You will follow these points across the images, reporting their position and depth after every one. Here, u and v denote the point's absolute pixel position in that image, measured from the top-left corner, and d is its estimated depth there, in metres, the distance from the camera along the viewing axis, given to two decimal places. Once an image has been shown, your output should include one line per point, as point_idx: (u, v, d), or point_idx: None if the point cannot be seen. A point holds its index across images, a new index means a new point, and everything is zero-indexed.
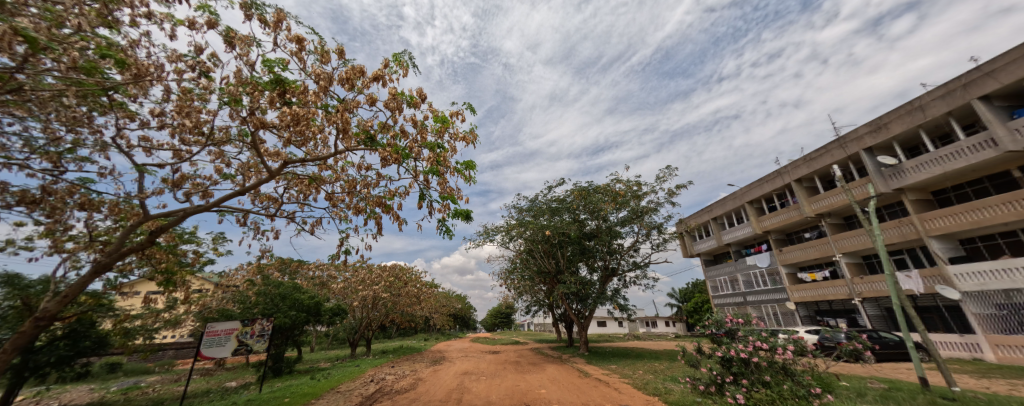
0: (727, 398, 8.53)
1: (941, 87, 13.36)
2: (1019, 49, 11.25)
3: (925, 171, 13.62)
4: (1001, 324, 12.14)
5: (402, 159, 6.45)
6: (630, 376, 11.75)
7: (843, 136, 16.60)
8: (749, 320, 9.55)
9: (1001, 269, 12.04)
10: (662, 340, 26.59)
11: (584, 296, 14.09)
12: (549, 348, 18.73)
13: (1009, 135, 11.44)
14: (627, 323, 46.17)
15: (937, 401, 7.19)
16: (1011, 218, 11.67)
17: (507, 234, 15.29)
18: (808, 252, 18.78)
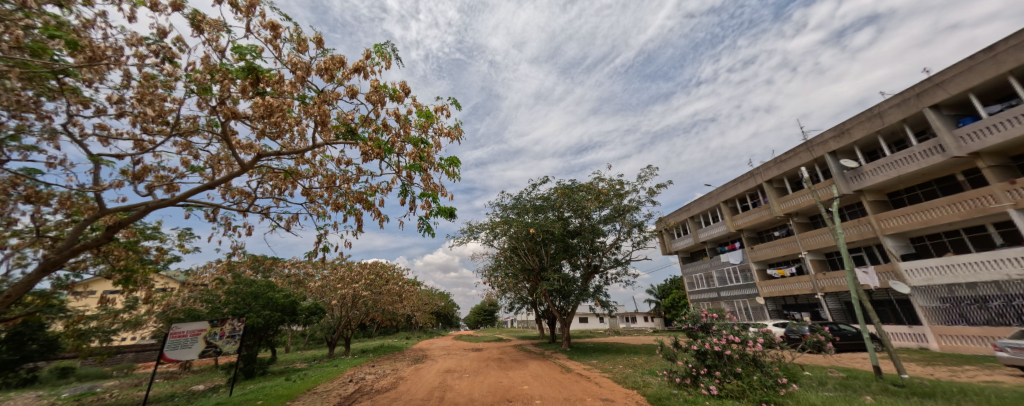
0: (701, 389, 9.15)
1: (896, 97, 14.37)
2: (966, 62, 12.27)
3: (882, 174, 14.65)
4: (944, 316, 13.31)
5: (385, 154, 6.39)
6: (611, 370, 12.10)
7: (810, 139, 17.56)
8: (723, 314, 10.06)
9: (944, 265, 13.08)
10: (640, 335, 27.35)
11: (567, 293, 14.41)
12: (531, 345, 19.00)
13: (955, 142, 12.41)
14: (608, 318, 47.12)
15: (888, 388, 7.81)
16: (955, 218, 12.71)
17: (491, 232, 15.27)
18: (777, 250, 19.78)
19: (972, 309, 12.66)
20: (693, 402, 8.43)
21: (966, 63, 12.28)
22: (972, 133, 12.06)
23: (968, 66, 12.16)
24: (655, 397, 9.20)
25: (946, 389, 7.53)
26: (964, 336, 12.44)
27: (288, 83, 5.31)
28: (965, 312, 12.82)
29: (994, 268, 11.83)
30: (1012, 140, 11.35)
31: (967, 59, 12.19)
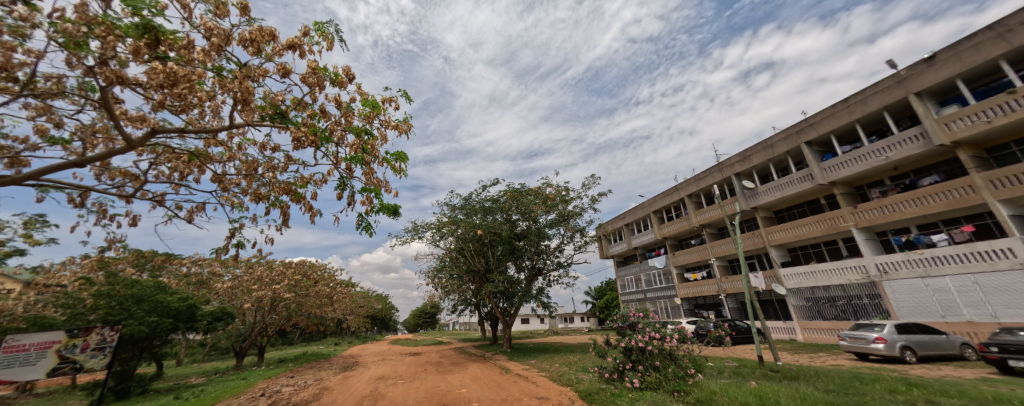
0: (626, 382, 9.97)
1: (783, 132, 17.29)
2: (831, 108, 15.27)
3: (770, 195, 17.54)
4: (807, 312, 16.20)
5: (321, 143, 5.94)
6: (547, 369, 12.55)
7: (721, 161, 20.30)
8: (648, 313, 11.03)
9: (809, 272, 16.04)
10: (576, 335, 28.78)
11: (511, 294, 14.60)
12: (472, 347, 18.84)
13: (821, 172, 15.36)
14: (548, 319, 48.76)
15: (768, 373, 9.40)
16: (818, 233, 15.68)
17: (437, 232, 14.89)
18: (692, 256, 22.39)
19: (825, 307, 15.58)
20: (618, 395, 9.21)
21: (831, 109, 15.29)
22: (832, 166, 15.03)
23: (832, 112, 15.15)
24: (585, 392, 9.80)
25: (806, 373, 9.25)
26: (821, 329, 15.28)
27: (200, 50, 4.59)
28: (820, 309, 15.75)
29: (842, 274, 14.81)
30: (857, 173, 14.38)
31: (831, 106, 15.18)
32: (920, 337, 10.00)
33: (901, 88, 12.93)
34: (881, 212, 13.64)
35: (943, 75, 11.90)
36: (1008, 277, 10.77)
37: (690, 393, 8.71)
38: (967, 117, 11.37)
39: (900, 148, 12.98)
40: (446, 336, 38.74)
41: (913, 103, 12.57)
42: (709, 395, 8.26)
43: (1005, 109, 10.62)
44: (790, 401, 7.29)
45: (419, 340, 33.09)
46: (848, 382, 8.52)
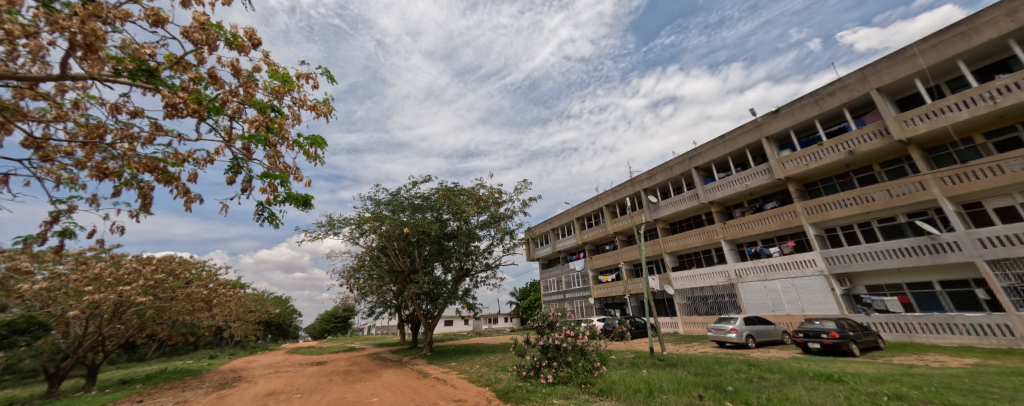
0: (541, 379, 10.51)
1: (680, 156, 20.46)
2: (713, 141, 18.67)
3: (667, 209, 20.61)
4: (688, 308, 19.24)
5: (209, 113, 4.88)
6: (467, 371, 12.50)
7: (632, 178, 23.13)
8: (565, 313, 11.85)
9: (690, 275, 19.15)
10: (496, 335, 29.22)
11: (435, 296, 14.06)
12: (387, 353, 17.61)
13: (703, 192, 18.60)
14: (471, 320, 48.20)
15: (657, 362, 10.96)
16: (699, 242, 18.89)
17: (358, 228, 13.67)
18: (606, 260, 24.84)
19: (700, 304, 18.75)
20: (532, 391, 9.68)
21: (713, 142, 18.68)
22: (711, 188, 18.31)
23: (714, 144, 18.52)
24: (503, 391, 10.04)
25: (685, 360, 11.04)
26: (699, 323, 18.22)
27: None
28: (698, 306, 18.82)
29: (711, 277, 18.16)
30: (727, 196, 17.77)
31: (714, 139, 18.57)
32: (760, 328, 12.74)
33: (757, 132, 16.47)
34: (739, 228, 17.11)
35: (784, 125, 15.52)
36: (813, 280, 14.38)
37: (595, 383, 9.64)
38: (797, 159, 14.98)
39: (755, 178, 16.47)
40: (360, 341, 35.50)
41: (766, 144, 16.11)
42: (610, 385, 9.26)
43: (818, 156, 14.31)
44: (669, 385, 8.84)
45: (330, 346, 29.66)
46: (710, 365, 10.49)
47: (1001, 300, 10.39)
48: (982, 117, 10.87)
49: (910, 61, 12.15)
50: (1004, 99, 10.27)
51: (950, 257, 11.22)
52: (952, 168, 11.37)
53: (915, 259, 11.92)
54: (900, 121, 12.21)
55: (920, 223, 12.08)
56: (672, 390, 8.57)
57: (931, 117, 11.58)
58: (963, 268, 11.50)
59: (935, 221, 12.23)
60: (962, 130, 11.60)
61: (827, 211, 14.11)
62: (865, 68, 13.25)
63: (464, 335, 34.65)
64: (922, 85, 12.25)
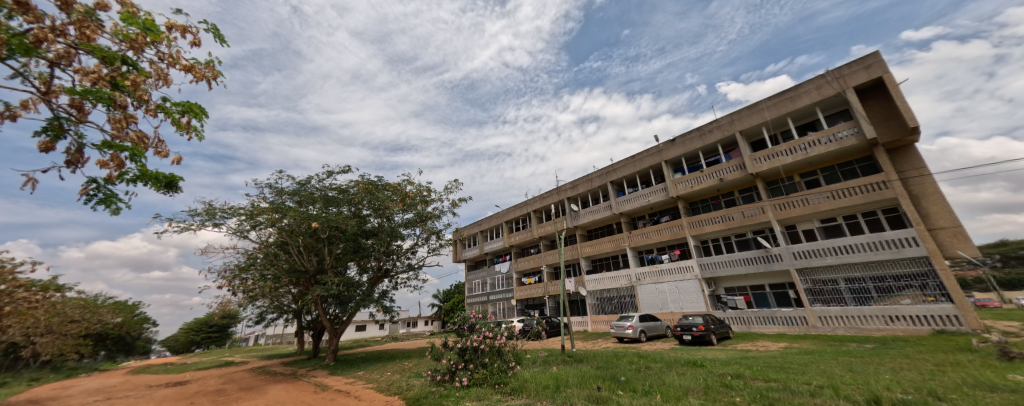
0: (455, 382, 10.31)
1: (599, 170, 22.64)
2: (627, 159, 21.14)
3: (586, 217, 22.58)
4: (598, 308, 21.29)
5: (13, 53, 3.79)
6: (376, 380, 11.64)
7: (559, 186, 24.78)
8: (486, 314, 11.97)
9: (601, 278, 21.26)
10: (410, 340, 27.85)
11: (346, 299, 14.93)
12: (278, 369, 15.21)
13: (616, 204, 20.90)
14: (387, 324, 44.96)
15: (567, 358, 11.86)
16: (610, 249, 21.14)
17: (252, 219, 13.89)
18: (529, 263, 25.88)
19: (606, 304, 20.96)
20: (445, 395, 9.38)
21: (627, 160, 21.15)
22: (622, 200, 20.68)
23: (627, 162, 20.99)
24: (414, 397, 9.55)
25: (591, 355, 12.17)
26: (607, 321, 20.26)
27: None
28: (605, 306, 20.99)
29: (616, 280, 20.41)
30: (634, 208, 20.24)
31: (627, 158, 21.04)
32: (650, 324, 14.81)
33: (659, 155, 19.21)
34: (641, 237, 19.64)
35: (679, 152, 18.45)
36: (690, 283, 17.26)
37: (508, 383, 9.87)
38: (685, 181, 17.92)
39: (656, 195, 19.17)
40: (243, 353, 30.05)
41: (664, 166, 18.94)
42: (522, 383, 9.54)
43: (699, 180, 17.37)
44: (574, 380, 9.57)
45: (210, 360, 24.44)
46: (609, 359, 11.72)
47: (804, 298, 14.10)
48: (801, 161, 14.67)
49: (760, 112, 15.76)
50: (812, 151, 14.10)
51: (777, 265, 14.76)
52: (783, 198, 15.02)
53: (755, 266, 15.34)
54: (753, 158, 15.67)
55: (761, 239, 15.61)
56: (575, 383, 9.31)
57: (771, 158, 15.17)
58: (780, 274, 15.32)
59: (769, 238, 15.90)
60: (789, 169, 15.44)
61: (703, 226, 17.17)
62: (733, 113, 16.69)
63: (374, 341, 32.21)
64: (768, 132, 15.96)
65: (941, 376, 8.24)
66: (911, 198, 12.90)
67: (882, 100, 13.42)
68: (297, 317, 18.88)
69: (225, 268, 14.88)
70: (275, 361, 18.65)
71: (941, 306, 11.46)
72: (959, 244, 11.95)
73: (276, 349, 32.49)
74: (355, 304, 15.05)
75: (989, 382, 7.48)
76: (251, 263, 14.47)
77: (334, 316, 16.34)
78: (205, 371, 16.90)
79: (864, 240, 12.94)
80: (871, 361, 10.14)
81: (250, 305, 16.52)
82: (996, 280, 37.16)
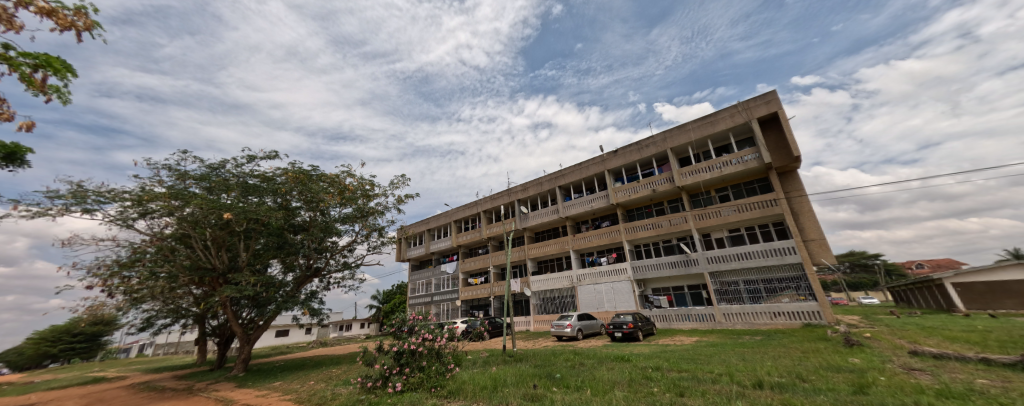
0: (388, 389, 9.72)
1: (548, 175, 23.46)
2: (574, 166, 22.23)
3: (534, 220, 23.25)
4: (541, 308, 22.01)
5: None
6: (295, 391, 10.53)
7: (509, 188, 25.14)
8: (426, 316, 11.57)
9: (544, 279, 22.03)
10: (340, 345, 25.82)
11: (264, 301, 13.52)
12: (169, 387, 12.91)
13: (562, 208, 21.87)
14: (315, 328, 41.17)
15: (506, 358, 12.03)
16: (555, 251, 22.03)
17: (140, 205, 11.62)
18: (476, 263, 25.70)
19: (548, 304, 21.82)
20: (376, 402, 8.76)
21: (574, 166, 22.24)
22: (568, 205, 21.70)
23: (574, 169, 22.07)
24: None
25: (530, 354, 12.48)
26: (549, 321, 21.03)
27: None
28: (547, 306, 21.80)
29: (559, 281, 21.32)
30: (579, 213, 21.36)
31: (575, 164, 22.12)
32: (586, 322, 15.72)
33: (604, 164, 20.57)
34: (583, 241, 20.79)
35: (620, 163, 19.96)
36: (624, 284, 18.70)
37: (445, 386, 9.55)
38: (623, 190, 19.42)
39: (598, 202, 20.49)
40: (122, 366, 25.02)
41: (606, 175, 20.33)
42: (459, 386, 9.32)
43: (635, 190, 18.97)
44: (511, 379, 9.72)
45: (86, 375, 20.06)
46: (547, 357, 12.14)
47: (713, 298, 16.18)
48: (716, 178, 16.88)
49: (687, 133, 17.82)
50: (725, 170, 16.32)
51: (694, 269, 16.74)
52: (701, 209, 17.09)
53: (676, 269, 17.21)
54: (680, 173, 17.59)
55: (682, 245, 17.56)
56: (512, 382, 9.46)
57: (694, 174, 17.19)
58: (695, 277, 17.45)
59: (689, 244, 17.95)
60: (707, 185, 17.65)
61: (636, 232, 18.78)
62: (665, 132, 18.58)
63: (296, 347, 29.22)
64: (692, 151, 18.07)
65: (807, 361, 10.12)
66: (793, 214, 15.61)
67: (777, 131, 16.04)
68: (199, 322, 16.48)
69: (96, 265, 12.22)
70: (166, 375, 15.79)
71: (808, 303, 14.08)
72: (822, 253, 14.82)
73: (169, 361, 27.63)
74: (275, 307, 13.69)
75: (838, 364, 9.40)
76: (137, 258, 12.15)
77: (247, 320, 14.60)
78: (62, 392, 13.57)
79: (759, 248, 15.32)
80: (758, 350, 12.05)
81: (135, 309, 13.84)
82: (847, 282, 46.55)
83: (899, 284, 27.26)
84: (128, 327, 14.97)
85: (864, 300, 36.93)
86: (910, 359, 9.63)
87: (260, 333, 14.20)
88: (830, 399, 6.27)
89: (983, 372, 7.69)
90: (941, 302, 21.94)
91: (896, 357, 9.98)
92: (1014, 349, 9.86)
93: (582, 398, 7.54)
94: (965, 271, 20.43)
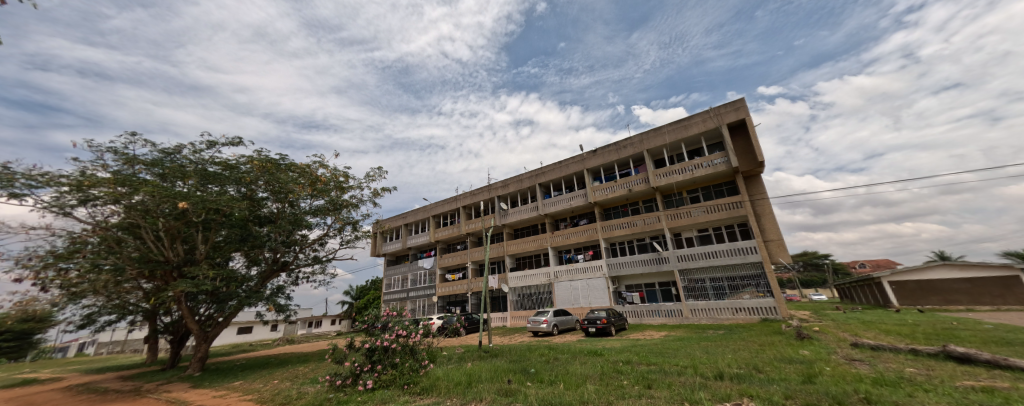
0: (358, 387, 9.44)
1: (529, 172, 23.55)
2: (554, 164, 22.43)
3: (513, 216, 23.30)
4: (518, 304, 22.18)
5: None
6: (257, 391, 10.03)
7: (490, 184, 25.04)
8: (400, 312, 11.35)
9: (522, 275, 22.20)
10: (307, 343, 24.83)
11: (223, 297, 12.77)
12: (114, 389, 11.92)
13: (542, 206, 22.03)
14: (282, 325, 39.48)
15: (482, 354, 12.04)
16: (533, 248, 22.20)
17: (80, 192, 10.58)
18: (454, 259, 25.45)
19: (524, 300, 22.02)
20: (345, 401, 8.45)
21: (554, 164, 22.44)
22: (547, 202, 21.89)
23: (554, 166, 22.27)
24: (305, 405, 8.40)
25: (505, 350, 12.54)
26: (525, 317, 21.24)
27: None
28: (523, 302, 21.99)
29: (536, 277, 21.55)
30: (558, 211, 21.62)
31: (555, 162, 22.31)
32: (562, 318, 16.00)
33: (583, 163, 20.89)
34: (561, 238, 21.10)
35: (599, 162, 20.36)
36: (599, 280, 19.17)
37: (419, 383, 9.39)
38: (601, 189, 19.83)
39: (577, 200, 20.82)
40: (57, 367, 22.79)
41: (585, 174, 20.68)
42: (433, 382, 9.22)
43: (613, 189, 19.44)
44: (486, 375, 9.72)
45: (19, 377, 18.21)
46: (522, 353, 12.26)
47: (682, 294, 16.94)
48: (688, 180, 17.61)
49: (662, 136, 18.44)
50: (696, 172, 17.04)
51: (665, 266, 17.43)
52: (673, 210, 17.79)
53: (649, 267, 17.85)
54: (655, 174, 18.19)
55: (654, 244, 18.21)
56: (487, 378, 9.46)
57: (667, 175, 17.84)
58: (664, 274, 18.19)
59: (661, 243, 18.66)
60: (680, 186, 18.39)
61: (612, 231, 19.28)
62: (642, 134, 19.12)
63: (259, 345, 27.87)
64: (667, 153, 18.73)
65: (763, 354, 10.84)
66: (756, 216, 16.57)
67: (745, 137, 16.91)
68: (149, 318, 15.31)
69: (25, 256, 11.00)
70: (109, 376, 14.53)
71: (765, 299, 15.05)
72: (780, 252, 15.87)
73: (114, 360, 25.53)
74: (237, 302, 12.95)
75: (790, 356, 10.14)
76: (75, 250, 11.08)
77: (205, 316, 13.76)
78: None
79: (724, 247, 16.16)
80: (720, 344, 12.74)
81: (73, 304, 12.64)
82: (800, 279, 50.08)
83: (845, 282, 29.68)
84: (65, 324, 13.66)
85: (814, 297, 39.99)
86: (852, 350, 10.55)
87: (219, 330, 13.41)
88: (781, 387, 6.73)
89: (911, 361, 8.55)
90: (879, 299, 24.11)
91: (840, 348, 10.90)
92: (938, 340, 11.01)
93: (555, 392, 7.66)
94: (900, 270, 22.54)
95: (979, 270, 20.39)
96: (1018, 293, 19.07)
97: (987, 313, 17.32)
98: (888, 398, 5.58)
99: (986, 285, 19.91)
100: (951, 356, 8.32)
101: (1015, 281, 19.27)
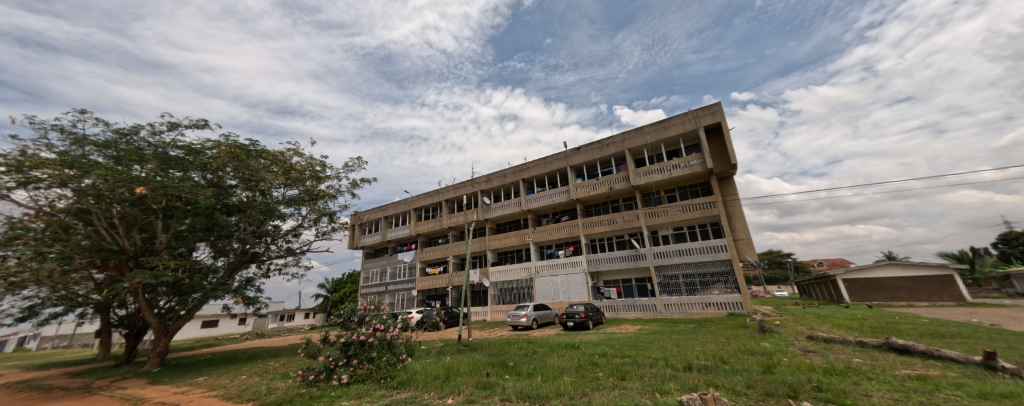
0: (333, 381, 9.20)
1: (512, 168, 23.53)
2: (538, 160, 22.50)
3: (496, 211, 23.30)
4: (498, 299, 22.30)
5: None
6: (223, 387, 9.61)
7: (473, 178, 24.85)
8: (378, 305, 11.10)
9: (503, 269, 22.32)
10: (279, 336, 24.04)
11: (186, 289, 12.08)
12: (62, 387, 11.10)
13: (524, 201, 22.11)
14: (251, 318, 37.97)
15: (461, 348, 12.07)
16: (515, 242, 22.28)
17: (21, 173, 9.70)
18: (435, 253, 25.18)
19: (505, 294, 22.16)
20: (318, 395, 8.21)
21: (538, 160, 22.52)
22: (530, 198, 21.99)
23: (538, 162, 22.35)
24: (276, 399, 8.11)
25: (484, 344, 12.56)
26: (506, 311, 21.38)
27: None
28: (504, 297, 22.16)
29: (518, 272, 21.71)
30: (540, 206, 21.75)
31: (538, 158, 22.38)
32: (541, 312, 16.23)
33: (567, 159, 21.10)
34: (542, 234, 21.31)
35: (582, 160, 20.64)
36: (578, 275, 19.51)
37: (396, 377, 9.26)
38: (583, 186, 20.10)
39: (559, 196, 21.03)
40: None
41: (568, 171, 20.89)
42: (411, 376, 9.10)
43: (594, 187, 19.76)
44: (464, 368, 9.72)
45: None
46: (502, 346, 12.33)
47: (656, 289, 17.55)
48: (666, 180, 18.14)
49: (643, 136, 18.91)
50: (674, 172, 17.58)
51: (641, 263, 17.96)
52: (650, 208, 18.30)
53: (626, 263, 18.33)
54: (635, 173, 18.64)
55: (632, 241, 18.71)
56: (466, 371, 9.46)
57: (647, 174, 18.31)
58: (640, 270, 18.78)
59: (639, 240, 19.16)
60: (658, 185, 18.92)
61: (593, 227, 19.63)
62: (624, 133, 19.47)
63: (224, 339, 26.64)
64: (647, 153, 19.21)
65: (728, 346, 11.46)
66: (728, 216, 17.30)
67: (719, 140, 17.55)
68: (102, 311, 14.28)
69: None
70: (54, 372, 13.48)
71: (733, 295, 15.83)
72: (747, 251, 16.66)
73: (63, 355, 23.81)
74: (201, 295, 12.33)
75: (753, 348, 10.76)
76: (15, 236, 10.20)
77: (165, 308, 13.02)
78: None
79: (697, 245, 16.82)
80: (690, 337, 13.34)
81: (12, 296, 11.62)
82: (765, 276, 52.87)
83: (805, 279, 31.53)
84: (3, 317, 12.52)
85: (777, 293, 42.37)
86: (807, 342, 11.32)
87: (181, 324, 12.71)
88: (743, 377, 7.12)
89: (859, 352, 9.26)
90: (834, 295, 25.75)
91: (797, 340, 11.67)
92: (883, 333, 11.97)
93: (533, 385, 7.79)
94: (853, 268, 24.12)
95: (921, 269, 22.22)
96: (951, 290, 21.16)
97: (925, 309, 18.90)
98: (837, 386, 6.02)
99: (925, 283, 21.79)
100: (893, 347, 9.05)
101: (949, 280, 21.40)
